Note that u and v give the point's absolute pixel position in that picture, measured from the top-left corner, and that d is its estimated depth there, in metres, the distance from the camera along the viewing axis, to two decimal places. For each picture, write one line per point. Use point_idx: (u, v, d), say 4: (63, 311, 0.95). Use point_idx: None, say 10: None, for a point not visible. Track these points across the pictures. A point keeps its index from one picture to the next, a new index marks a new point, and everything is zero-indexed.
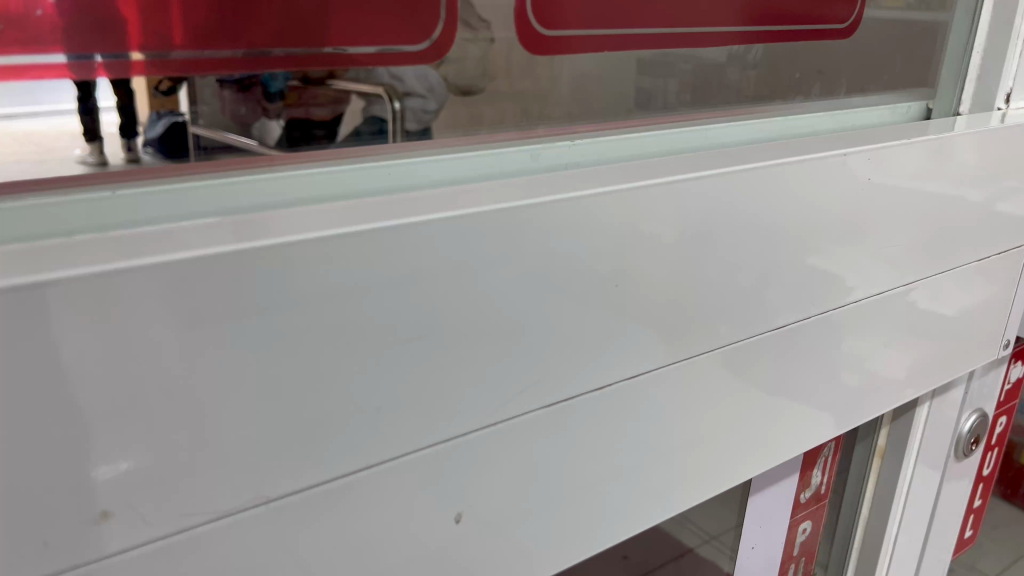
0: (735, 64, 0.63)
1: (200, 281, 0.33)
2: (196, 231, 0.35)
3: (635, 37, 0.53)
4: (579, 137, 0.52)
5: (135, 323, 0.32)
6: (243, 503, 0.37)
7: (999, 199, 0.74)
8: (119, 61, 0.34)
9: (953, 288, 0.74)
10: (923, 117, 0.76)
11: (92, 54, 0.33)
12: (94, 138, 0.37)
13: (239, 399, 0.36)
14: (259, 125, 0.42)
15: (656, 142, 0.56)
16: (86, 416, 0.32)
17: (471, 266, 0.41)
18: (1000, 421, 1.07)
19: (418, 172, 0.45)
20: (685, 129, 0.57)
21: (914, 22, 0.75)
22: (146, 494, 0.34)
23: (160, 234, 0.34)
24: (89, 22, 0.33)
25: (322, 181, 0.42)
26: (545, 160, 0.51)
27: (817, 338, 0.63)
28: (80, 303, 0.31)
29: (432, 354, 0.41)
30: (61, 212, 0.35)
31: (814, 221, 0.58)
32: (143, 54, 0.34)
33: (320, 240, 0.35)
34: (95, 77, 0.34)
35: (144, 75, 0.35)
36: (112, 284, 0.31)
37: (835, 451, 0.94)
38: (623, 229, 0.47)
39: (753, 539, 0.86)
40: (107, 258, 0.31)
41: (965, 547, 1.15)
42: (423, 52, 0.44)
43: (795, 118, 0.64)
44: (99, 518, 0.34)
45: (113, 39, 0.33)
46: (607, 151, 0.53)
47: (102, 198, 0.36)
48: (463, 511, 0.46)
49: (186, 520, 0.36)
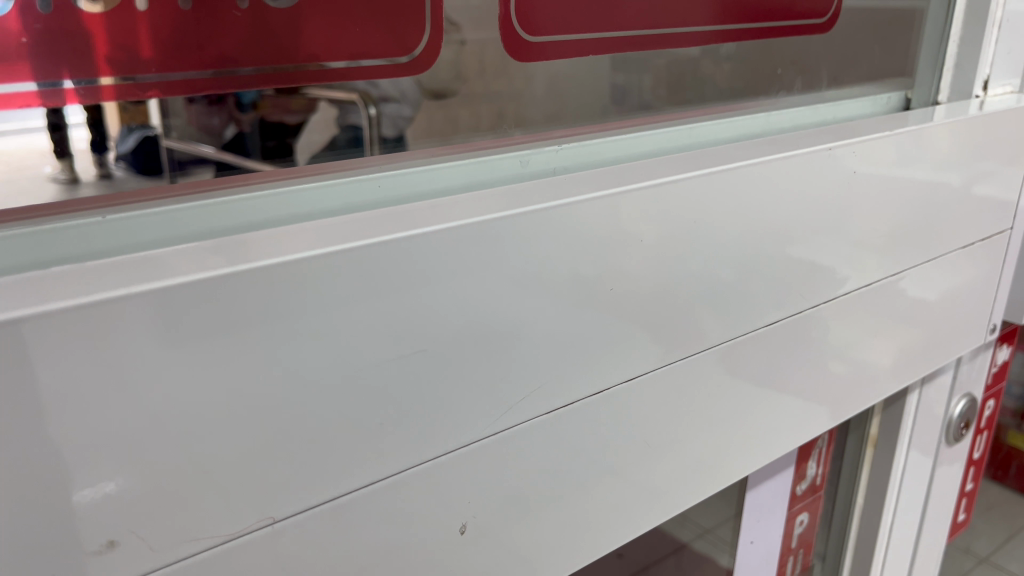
0: (708, 57, 0.62)
1: (187, 307, 0.32)
2: (180, 258, 0.34)
3: (631, 40, 0.54)
4: (566, 141, 0.54)
5: (120, 353, 0.31)
6: (246, 530, 0.37)
7: (977, 181, 0.75)
8: (89, 87, 0.34)
9: (938, 274, 0.75)
10: (903, 105, 0.78)
11: (62, 82, 0.33)
12: (63, 153, 0.35)
13: (231, 418, 0.35)
14: (230, 134, 0.40)
15: (652, 141, 0.58)
16: (69, 447, 0.31)
17: (463, 274, 0.40)
18: (989, 404, 1.08)
19: (392, 185, 0.46)
20: (674, 129, 0.59)
21: (905, 16, 0.76)
22: (148, 518, 0.34)
23: (145, 261, 0.34)
24: (62, 50, 0.32)
25: (297, 198, 0.42)
26: (535, 166, 0.52)
27: (806, 328, 0.63)
28: (63, 335, 0.30)
29: (422, 363, 0.40)
30: (32, 244, 0.34)
31: (798, 215, 0.58)
32: (113, 80, 0.34)
33: (307, 261, 0.35)
34: (66, 104, 0.34)
35: (115, 100, 0.35)
36: (90, 315, 0.30)
37: (831, 441, 0.95)
38: (612, 231, 0.47)
39: (752, 532, 0.87)
40: (88, 289, 0.31)
41: (959, 530, 1.16)
42: (400, 65, 0.44)
43: (774, 114, 0.66)
44: (105, 547, 0.33)
45: (84, 64, 0.33)
46: (602, 153, 0.55)
47: (76, 227, 0.36)
48: (467, 521, 0.45)
49: (186, 547, 0.35)
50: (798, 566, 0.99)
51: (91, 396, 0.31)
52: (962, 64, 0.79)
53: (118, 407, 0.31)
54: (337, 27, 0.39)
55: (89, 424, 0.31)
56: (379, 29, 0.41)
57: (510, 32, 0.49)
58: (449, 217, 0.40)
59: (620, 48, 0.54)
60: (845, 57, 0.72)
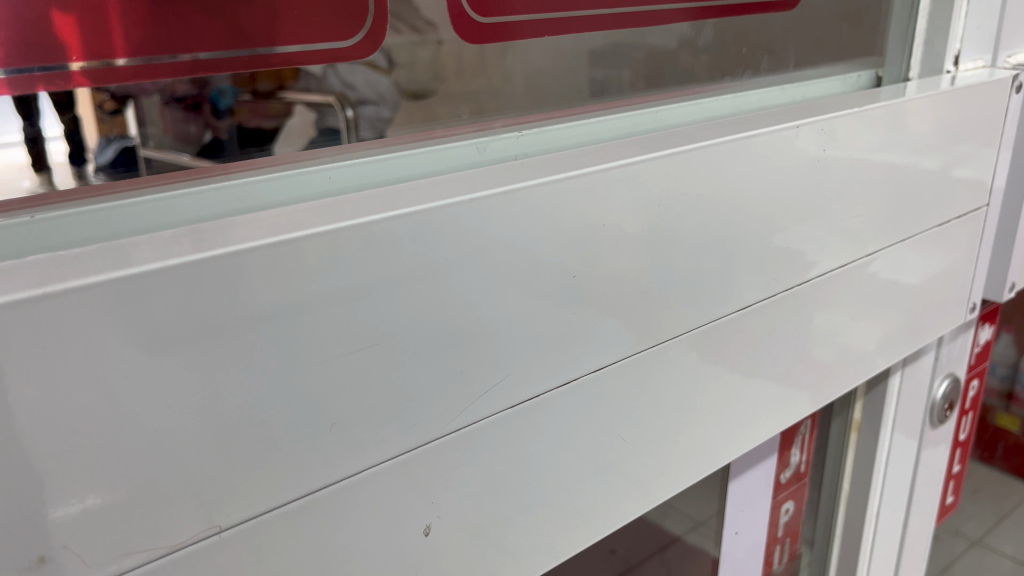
0: (687, 48, 0.64)
1: (154, 297, 0.32)
2: (151, 246, 0.34)
3: (581, 20, 0.54)
4: (529, 127, 0.52)
5: (83, 348, 0.31)
6: (187, 540, 0.36)
7: (956, 163, 0.76)
8: (61, 73, 0.33)
9: (917, 256, 0.76)
10: (874, 84, 0.79)
11: (30, 68, 0.32)
12: (42, 166, 0.35)
13: (201, 418, 0.35)
14: (208, 142, 0.40)
15: (614, 125, 0.56)
16: (34, 446, 0.31)
17: (429, 270, 0.40)
18: (973, 385, 1.10)
19: (356, 175, 0.44)
20: (629, 114, 0.57)
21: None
22: (107, 532, 0.33)
23: (114, 250, 0.33)
24: (27, 38, 0.32)
25: (269, 187, 0.41)
26: (494, 152, 0.50)
27: (786, 315, 0.64)
28: (33, 328, 0.30)
29: (394, 356, 0.40)
30: (22, 233, 0.34)
31: (773, 205, 0.59)
32: (83, 65, 0.33)
33: (271, 249, 0.35)
34: (37, 92, 0.33)
35: (88, 86, 0.34)
36: (58, 306, 0.30)
37: (813, 428, 0.97)
38: (585, 221, 0.47)
39: (737, 523, 0.88)
40: (53, 279, 0.30)
41: (948, 512, 1.18)
42: (359, 45, 0.43)
43: (742, 96, 0.65)
44: (36, 563, 0.32)
45: (52, 52, 0.32)
46: (564, 138, 0.54)
47: (59, 217, 0.35)
48: (431, 523, 0.45)
49: (132, 558, 0.35)
50: (785, 556, 1.01)
51: (61, 396, 0.31)
52: (932, 41, 0.80)
53: (81, 407, 0.31)
54: (304, 15, 0.39)
55: (57, 423, 0.31)
56: (337, 17, 0.41)
57: (461, 18, 0.49)
58: (407, 204, 0.40)
59: (586, 29, 0.55)
60: (814, 40, 0.73)
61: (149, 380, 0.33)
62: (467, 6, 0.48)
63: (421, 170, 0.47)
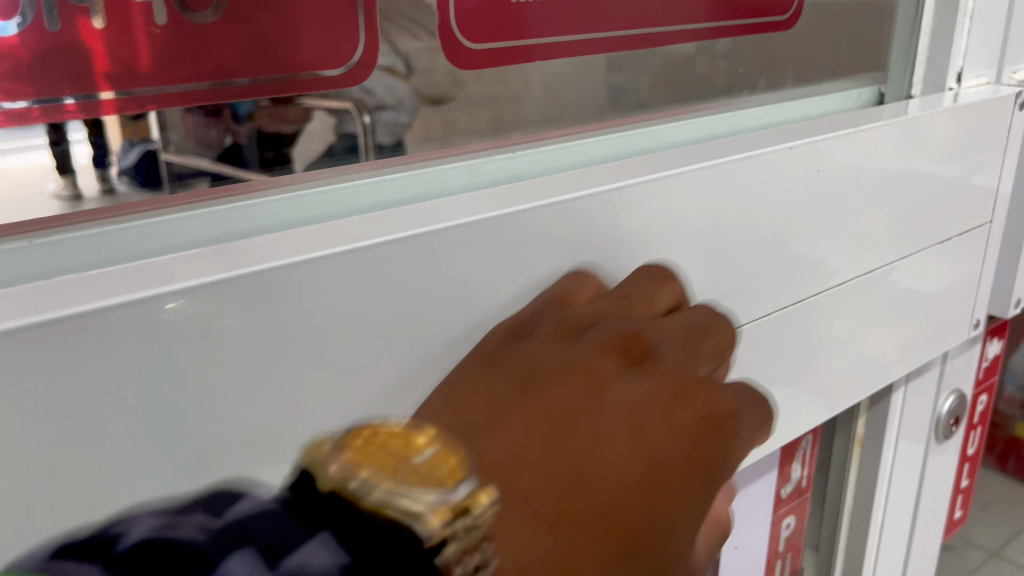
0: (703, 55, 0.64)
1: (185, 316, 0.33)
2: (183, 264, 0.35)
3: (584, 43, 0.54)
4: (522, 148, 0.53)
5: (113, 365, 0.32)
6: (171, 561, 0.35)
7: (974, 171, 0.77)
8: (88, 101, 0.35)
9: (934, 265, 0.77)
10: (878, 101, 0.80)
11: (61, 97, 0.35)
12: (66, 170, 0.37)
13: (227, 426, 0.35)
14: (230, 148, 0.42)
15: (603, 147, 0.57)
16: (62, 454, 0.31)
17: (453, 280, 0.41)
18: (982, 399, 1.10)
19: (370, 193, 0.46)
20: (623, 134, 0.58)
21: (884, 15, 0.78)
22: None
23: (145, 268, 0.35)
24: (60, 70, 0.34)
25: (288, 207, 0.43)
26: (486, 175, 0.51)
27: (803, 324, 0.64)
28: (58, 349, 0.30)
29: (417, 362, 0.41)
30: (47, 251, 0.36)
31: (789, 215, 0.59)
32: (113, 95, 0.36)
33: (301, 266, 0.35)
34: (67, 119, 0.36)
35: (115, 114, 0.37)
36: (89, 325, 0.31)
37: (814, 443, 0.96)
38: (605, 234, 0.48)
39: (736, 538, 0.87)
40: (88, 298, 0.32)
41: (956, 527, 1.17)
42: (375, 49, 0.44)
43: (740, 113, 0.65)
44: None
45: (80, 83, 0.35)
46: (591, 152, 0.56)
47: (79, 237, 0.37)
48: None
49: None
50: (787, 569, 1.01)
51: (90, 404, 0.31)
52: (935, 58, 0.80)
53: (109, 416, 0.32)
54: (311, 30, 0.41)
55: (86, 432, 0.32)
56: (344, 29, 0.43)
57: (450, 41, 0.48)
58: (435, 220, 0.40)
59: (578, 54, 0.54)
60: (819, 56, 0.74)
61: (180, 384, 0.33)
62: (454, 29, 0.48)
63: (439, 189, 0.49)
